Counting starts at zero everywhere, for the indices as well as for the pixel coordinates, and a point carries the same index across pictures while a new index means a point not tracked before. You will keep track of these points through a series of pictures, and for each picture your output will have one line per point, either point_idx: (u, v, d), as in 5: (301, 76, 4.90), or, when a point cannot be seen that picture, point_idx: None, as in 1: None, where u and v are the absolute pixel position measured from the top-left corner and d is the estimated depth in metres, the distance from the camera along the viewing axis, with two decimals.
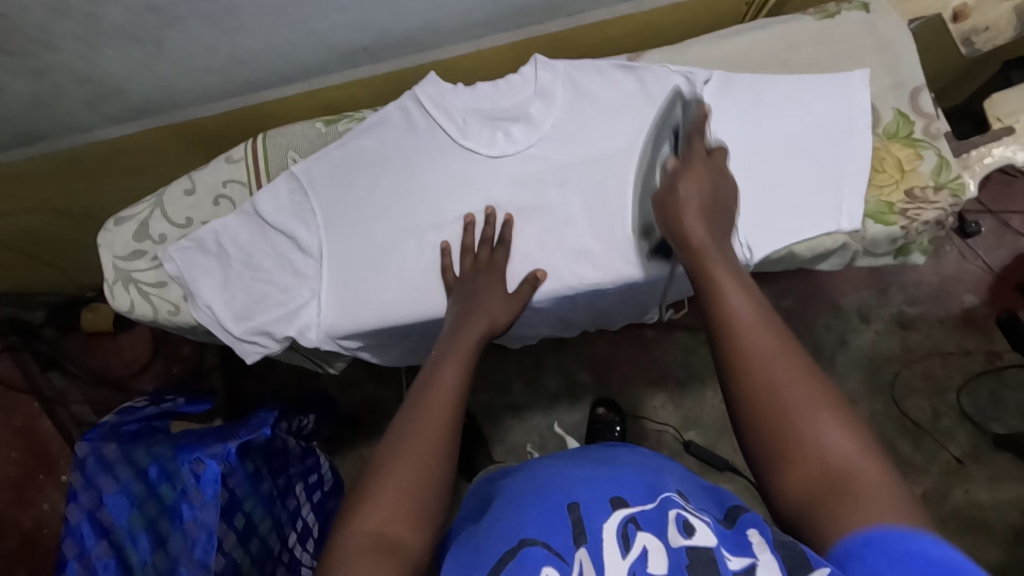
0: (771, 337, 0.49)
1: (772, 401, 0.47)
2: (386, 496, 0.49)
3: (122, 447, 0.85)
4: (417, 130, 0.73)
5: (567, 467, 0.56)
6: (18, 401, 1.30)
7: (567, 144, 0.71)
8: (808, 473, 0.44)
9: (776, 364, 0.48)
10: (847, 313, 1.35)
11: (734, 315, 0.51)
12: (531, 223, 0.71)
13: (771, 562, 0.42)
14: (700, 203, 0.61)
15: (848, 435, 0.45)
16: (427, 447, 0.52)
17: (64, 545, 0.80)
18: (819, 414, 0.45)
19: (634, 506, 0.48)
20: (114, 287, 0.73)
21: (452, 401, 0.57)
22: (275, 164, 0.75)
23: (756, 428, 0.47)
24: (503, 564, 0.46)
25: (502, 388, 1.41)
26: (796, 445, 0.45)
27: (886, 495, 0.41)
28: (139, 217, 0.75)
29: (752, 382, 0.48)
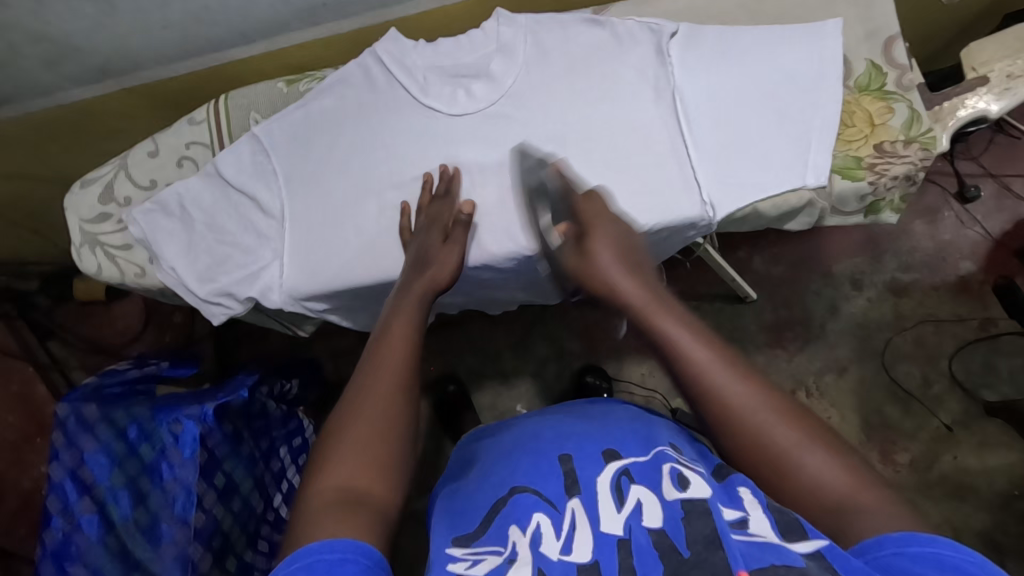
0: (734, 384, 0.48)
1: (753, 439, 0.47)
2: (347, 451, 0.49)
3: (102, 408, 0.87)
4: (377, 87, 0.72)
5: (554, 423, 0.59)
6: (14, 366, 1.33)
7: (532, 102, 0.70)
8: (814, 517, 0.45)
9: (743, 395, 0.48)
10: (839, 279, 1.33)
11: (697, 378, 0.49)
12: (491, 182, 0.70)
13: (761, 521, 0.42)
14: (618, 258, 0.58)
15: (833, 457, 0.45)
16: (386, 402, 0.52)
17: (49, 500, 0.84)
18: (802, 448, 0.45)
19: (627, 459, 0.51)
20: (81, 250, 0.73)
21: (406, 353, 0.56)
22: (237, 125, 0.74)
23: (746, 460, 0.47)
24: (496, 512, 0.49)
25: (491, 356, 1.42)
26: (790, 491, 0.46)
27: (885, 500, 0.43)
28: (104, 180, 0.75)
29: (719, 414, 0.48)
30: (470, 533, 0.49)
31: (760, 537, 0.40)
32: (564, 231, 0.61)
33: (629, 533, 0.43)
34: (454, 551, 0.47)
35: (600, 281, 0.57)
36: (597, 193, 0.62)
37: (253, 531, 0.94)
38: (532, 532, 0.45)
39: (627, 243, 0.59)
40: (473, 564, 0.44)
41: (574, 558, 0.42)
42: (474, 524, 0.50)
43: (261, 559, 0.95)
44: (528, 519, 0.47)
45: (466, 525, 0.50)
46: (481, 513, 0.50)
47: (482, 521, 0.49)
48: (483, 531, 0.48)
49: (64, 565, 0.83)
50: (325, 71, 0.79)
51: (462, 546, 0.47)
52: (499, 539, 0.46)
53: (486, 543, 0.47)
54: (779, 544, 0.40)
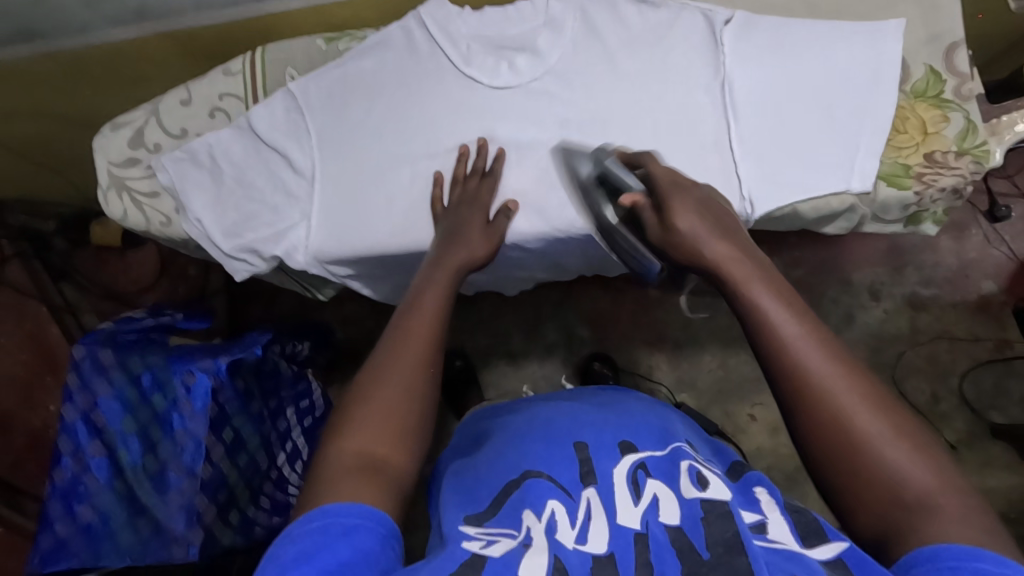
0: (825, 355, 0.43)
1: (835, 412, 0.42)
2: (368, 414, 0.49)
3: (117, 353, 0.87)
4: (419, 53, 0.71)
5: (569, 409, 0.59)
6: (27, 305, 1.32)
7: (575, 81, 0.68)
8: (884, 517, 0.40)
9: (836, 365, 0.43)
10: (857, 288, 1.32)
11: (780, 339, 0.44)
12: (528, 159, 0.69)
13: (780, 523, 0.43)
14: (698, 209, 0.53)
15: (918, 454, 0.40)
16: (414, 374, 0.51)
17: (60, 440, 0.84)
18: (883, 432, 0.41)
19: (643, 452, 0.51)
20: (108, 195, 0.72)
21: (437, 324, 0.55)
22: (273, 80, 0.73)
23: (812, 431, 0.43)
24: (509, 494, 0.49)
25: (499, 334, 1.42)
26: (864, 481, 0.41)
27: (966, 504, 0.38)
28: (135, 125, 0.74)
29: (803, 380, 0.43)
30: (482, 514, 0.48)
31: (780, 543, 0.40)
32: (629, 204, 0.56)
33: (646, 528, 0.43)
34: (466, 530, 0.46)
35: (679, 237, 0.52)
36: (647, 155, 0.60)
37: (256, 488, 0.94)
38: (548, 519, 0.45)
39: (710, 209, 0.53)
40: (487, 545, 0.43)
41: (589, 548, 0.43)
42: (485, 503, 0.50)
43: (262, 516, 0.94)
44: (542, 505, 0.47)
45: (476, 504, 0.50)
46: (493, 492, 0.50)
47: (492, 502, 0.49)
48: (494, 512, 0.48)
49: (71, 506, 0.84)
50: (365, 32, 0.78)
51: (473, 525, 0.47)
52: (512, 522, 0.46)
53: (498, 526, 0.46)
54: (799, 551, 0.40)
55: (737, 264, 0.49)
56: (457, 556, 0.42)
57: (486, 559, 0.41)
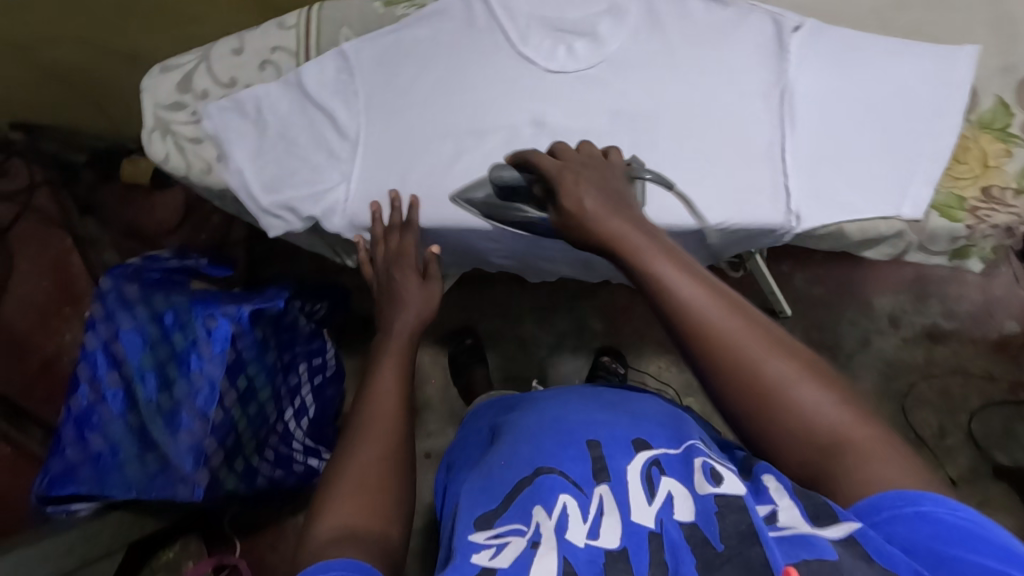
0: (731, 319, 0.45)
1: (750, 376, 0.44)
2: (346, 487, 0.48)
3: (142, 289, 0.88)
4: (476, 26, 0.69)
5: (582, 407, 0.56)
6: (51, 234, 1.31)
7: (631, 72, 0.67)
8: (807, 460, 0.43)
9: (743, 331, 0.44)
10: (877, 314, 1.33)
11: (684, 313, 0.45)
12: (573, 147, 0.67)
13: (790, 509, 0.40)
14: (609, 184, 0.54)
15: (830, 396, 0.43)
16: (378, 446, 0.51)
17: (79, 367, 0.85)
18: (797, 382, 0.43)
19: (657, 450, 0.49)
20: (151, 135, 0.72)
21: (399, 397, 0.55)
22: (327, 39, 0.72)
23: (736, 398, 0.45)
24: (520, 490, 0.48)
25: (513, 317, 1.43)
26: (786, 434, 0.43)
27: (878, 439, 0.42)
28: (184, 68, 0.73)
29: (718, 351, 0.44)
30: (492, 512, 0.48)
31: (791, 530, 0.39)
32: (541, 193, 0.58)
33: (660, 527, 0.42)
34: (474, 538, 0.45)
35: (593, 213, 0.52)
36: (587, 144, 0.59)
37: (261, 439, 0.97)
38: (559, 516, 0.44)
39: (599, 186, 0.54)
40: (496, 554, 0.42)
41: (601, 543, 0.42)
42: (497, 500, 0.49)
43: (264, 467, 0.98)
44: (553, 500, 0.46)
45: (490, 500, 0.49)
46: (506, 488, 0.49)
47: (506, 498, 0.49)
48: (504, 510, 0.48)
49: (82, 434, 0.85)
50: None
51: (483, 530, 0.46)
52: (522, 518, 0.46)
53: (508, 524, 0.46)
54: (810, 533, 0.38)
55: (633, 238, 0.49)
56: (466, 568, 0.41)
57: (495, 571, 0.41)
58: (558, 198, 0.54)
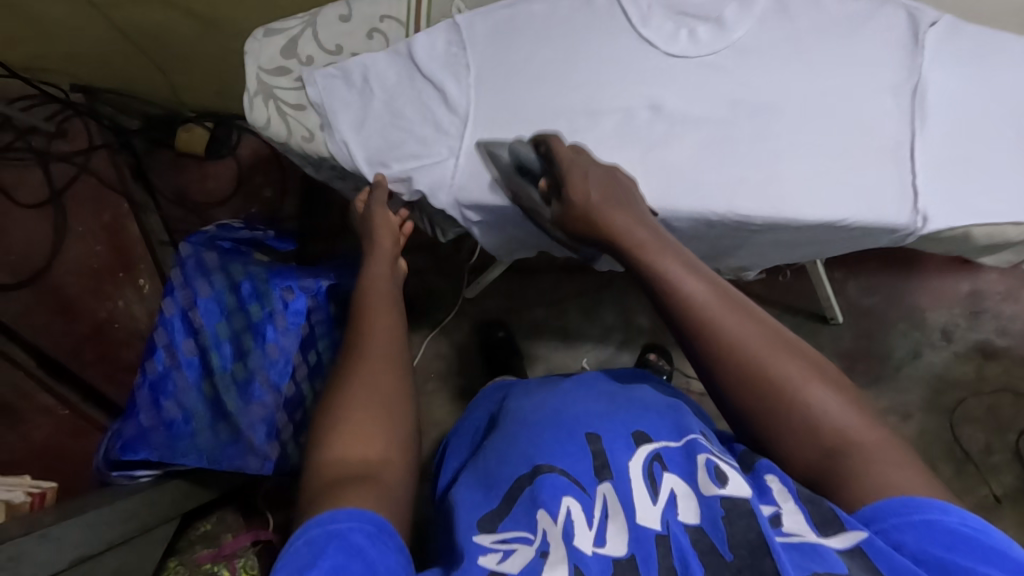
0: (737, 320, 0.49)
1: (756, 372, 0.47)
2: (348, 429, 0.50)
3: (221, 258, 0.87)
4: (595, 5, 0.68)
5: (583, 397, 0.58)
6: (109, 199, 1.32)
7: (754, 59, 0.65)
8: (810, 458, 0.46)
9: (748, 327, 0.49)
10: (929, 327, 1.33)
11: (696, 311, 0.50)
12: (691, 134, 0.65)
13: (795, 514, 0.42)
14: (610, 192, 0.59)
15: (837, 398, 0.46)
16: (370, 380, 0.53)
17: (157, 332, 0.85)
18: (805, 383, 0.47)
19: (659, 443, 0.51)
20: (254, 99, 0.71)
21: (388, 331, 0.57)
22: (438, 10, 0.70)
23: (744, 400, 0.48)
24: (521, 490, 0.50)
25: (558, 310, 1.43)
26: (792, 431, 0.46)
27: (881, 438, 0.45)
28: (290, 33, 0.71)
29: (725, 349, 0.48)
30: (494, 514, 0.50)
31: (798, 537, 0.40)
32: (545, 186, 0.63)
33: (667, 529, 0.43)
34: (481, 541, 0.47)
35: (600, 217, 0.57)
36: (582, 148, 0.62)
37: None
38: (564, 521, 0.45)
39: (603, 181, 0.59)
40: (504, 559, 0.44)
41: (610, 551, 0.43)
42: (497, 500, 0.51)
43: None
44: (557, 504, 0.47)
45: (489, 502, 0.51)
46: (506, 485, 0.51)
47: (506, 499, 0.50)
48: (508, 509, 0.49)
49: (157, 401, 0.84)
50: None
51: (488, 533, 0.48)
52: (529, 526, 0.47)
53: (513, 530, 0.47)
54: (817, 543, 0.40)
55: (640, 236, 0.55)
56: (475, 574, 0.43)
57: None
58: (564, 191, 0.60)
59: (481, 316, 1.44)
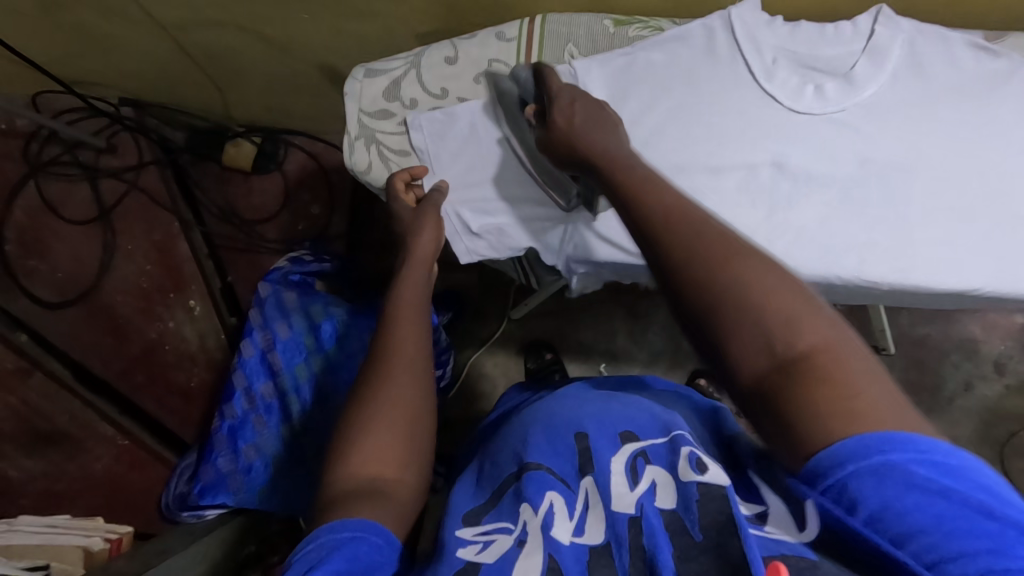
0: (693, 217, 0.43)
1: (706, 276, 0.40)
2: (375, 435, 0.46)
3: (300, 297, 0.86)
4: (718, 55, 0.65)
5: (580, 400, 0.54)
6: (159, 216, 1.28)
7: (886, 119, 0.63)
8: (762, 368, 0.36)
9: (696, 227, 0.42)
10: (982, 358, 1.31)
11: (653, 207, 0.45)
12: (817, 194, 0.64)
13: (777, 514, 0.37)
14: (585, 117, 0.57)
15: (803, 303, 0.37)
16: (401, 398, 0.49)
17: (237, 375, 0.84)
18: (764, 284, 0.38)
19: (644, 441, 0.45)
20: (355, 143, 0.68)
21: (419, 342, 0.53)
22: (550, 57, 0.68)
23: (692, 302, 0.40)
24: (508, 486, 0.47)
25: (606, 332, 1.39)
26: (741, 336, 0.37)
27: (862, 361, 0.35)
28: (392, 74, 0.69)
29: (676, 248, 0.42)
30: (480, 509, 0.46)
31: (775, 534, 0.35)
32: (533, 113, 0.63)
33: (640, 512, 0.39)
34: (462, 534, 0.44)
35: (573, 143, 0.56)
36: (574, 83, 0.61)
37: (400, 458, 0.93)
38: (545, 513, 0.41)
39: (591, 109, 0.58)
40: (483, 549, 0.41)
41: (586, 539, 0.40)
42: (484, 498, 0.47)
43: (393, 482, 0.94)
44: (540, 497, 0.43)
45: (477, 498, 0.48)
46: (495, 483, 0.48)
47: (494, 493, 0.47)
48: (492, 505, 0.46)
49: (235, 444, 0.82)
50: (661, 21, 0.69)
51: (472, 525, 0.44)
52: (510, 516, 0.43)
53: (495, 521, 0.44)
54: (794, 541, 0.35)
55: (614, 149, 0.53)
56: (450, 566, 0.40)
57: (478, 568, 0.39)
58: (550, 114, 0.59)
59: (529, 337, 1.39)
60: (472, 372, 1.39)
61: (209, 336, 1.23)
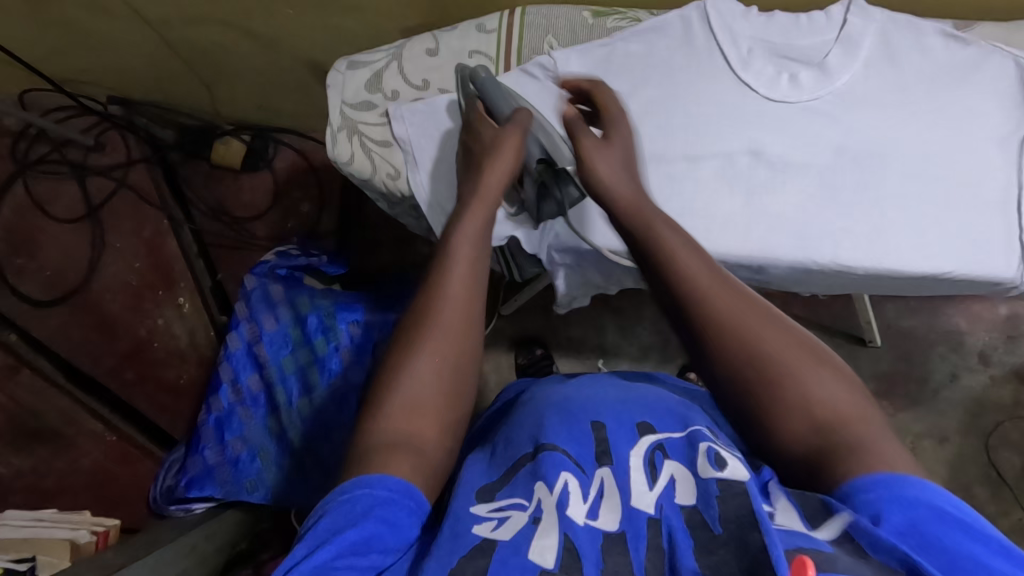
0: (718, 288, 0.48)
1: (751, 345, 0.44)
2: (420, 379, 0.46)
3: (286, 290, 0.87)
4: (693, 45, 0.66)
5: (592, 388, 0.57)
6: (147, 214, 1.29)
7: (859, 107, 0.64)
8: (810, 437, 0.41)
9: (717, 299, 0.47)
10: (966, 350, 1.32)
11: (675, 274, 0.49)
12: (794, 181, 0.64)
13: (787, 508, 0.37)
14: (619, 165, 0.60)
15: (835, 380, 0.43)
16: (446, 358, 0.47)
17: (223, 367, 0.84)
18: (802, 362, 0.43)
19: (661, 434, 0.49)
20: (337, 135, 0.69)
21: (469, 303, 0.50)
22: (529, 47, 0.69)
23: (737, 373, 0.45)
24: (524, 464, 0.48)
25: (596, 327, 1.40)
26: (785, 399, 0.43)
27: (887, 434, 0.40)
28: (374, 66, 0.70)
29: (715, 319, 0.46)
30: (493, 486, 0.47)
31: (785, 526, 0.36)
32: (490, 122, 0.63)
33: (660, 511, 0.40)
34: (476, 511, 0.43)
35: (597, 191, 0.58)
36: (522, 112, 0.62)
37: None
38: (560, 492, 0.43)
39: (630, 163, 0.61)
40: (498, 526, 0.41)
41: (601, 525, 0.41)
42: (497, 475, 0.48)
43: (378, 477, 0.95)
44: (555, 476, 0.44)
45: (489, 475, 0.48)
46: (507, 462, 0.49)
47: (508, 470, 0.48)
48: (506, 482, 0.47)
49: (222, 436, 0.83)
50: (638, 12, 0.70)
51: (484, 502, 0.44)
52: (525, 494, 0.44)
53: (510, 497, 0.45)
54: (807, 532, 0.35)
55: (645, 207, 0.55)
56: (466, 542, 0.39)
57: (496, 543, 0.39)
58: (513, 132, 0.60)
59: (518, 333, 1.40)
60: None
61: (198, 332, 1.23)
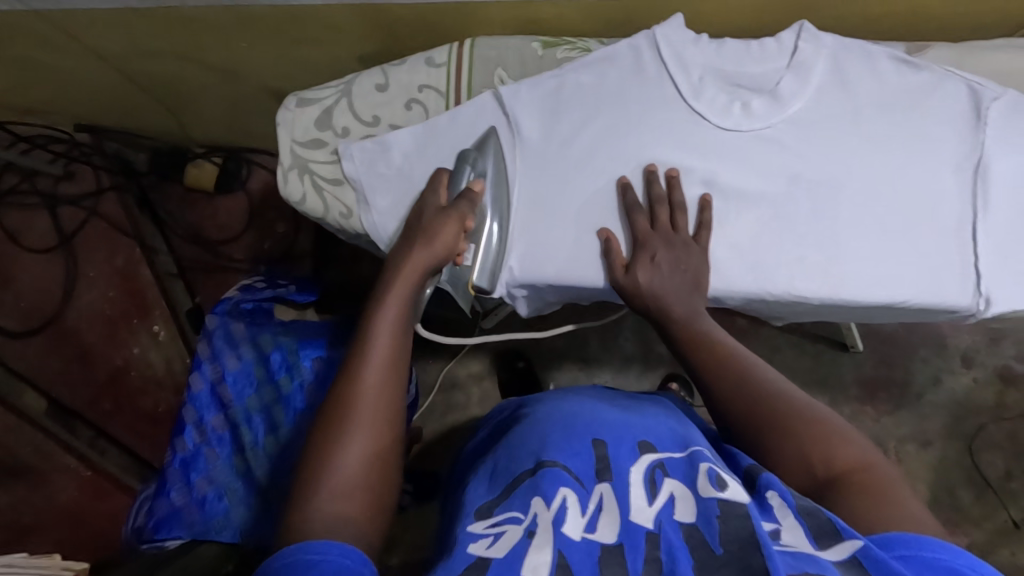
0: (763, 365, 0.53)
1: (748, 403, 0.50)
2: (349, 457, 0.45)
3: (248, 327, 0.86)
4: (644, 74, 0.65)
5: (589, 405, 0.53)
6: (119, 241, 1.28)
7: (812, 134, 0.63)
8: (806, 486, 0.46)
9: (773, 374, 0.52)
10: (949, 352, 1.29)
11: (750, 356, 0.55)
12: (747, 212, 0.64)
13: (794, 529, 0.38)
14: (669, 266, 0.62)
15: (838, 436, 0.46)
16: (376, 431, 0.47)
17: (187, 409, 0.85)
18: (794, 416, 0.48)
19: (662, 453, 0.47)
20: (288, 174, 0.68)
21: (394, 377, 0.50)
22: (479, 80, 0.68)
23: (737, 427, 0.51)
24: (523, 481, 0.45)
25: (577, 339, 1.37)
26: (783, 454, 0.47)
27: (900, 492, 0.43)
28: (324, 103, 0.69)
29: (717, 381, 0.53)
30: (493, 503, 0.45)
31: (793, 547, 0.37)
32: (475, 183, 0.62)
33: (659, 527, 0.39)
34: (471, 530, 0.42)
35: (647, 297, 0.62)
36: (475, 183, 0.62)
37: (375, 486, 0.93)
38: (558, 508, 0.41)
39: (673, 257, 0.62)
40: (492, 544, 0.40)
41: (598, 537, 0.39)
42: (496, 491, 0.46)
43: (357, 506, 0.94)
44: (553, 492, 0.43)
45: (489, 491, 0.47)
46: (507, 479, 0.47)
47: (509, 485, 0.46)
48: (505, 496, 0.45)
49: (189, 477, 0.83)
50: (589, 41, 0.69)
51: (483, 519, 0.44)
52: (520, 506, 0.43)
53: (505, 513, 0.43)
54: (814, 552, 0.36)
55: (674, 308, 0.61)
56: (461, 561, 0.39)
57: (487, 563, 0.38)
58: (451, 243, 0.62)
59: (500, 346, 1.37)
60: (444, 382, 1.37)
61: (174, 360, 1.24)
